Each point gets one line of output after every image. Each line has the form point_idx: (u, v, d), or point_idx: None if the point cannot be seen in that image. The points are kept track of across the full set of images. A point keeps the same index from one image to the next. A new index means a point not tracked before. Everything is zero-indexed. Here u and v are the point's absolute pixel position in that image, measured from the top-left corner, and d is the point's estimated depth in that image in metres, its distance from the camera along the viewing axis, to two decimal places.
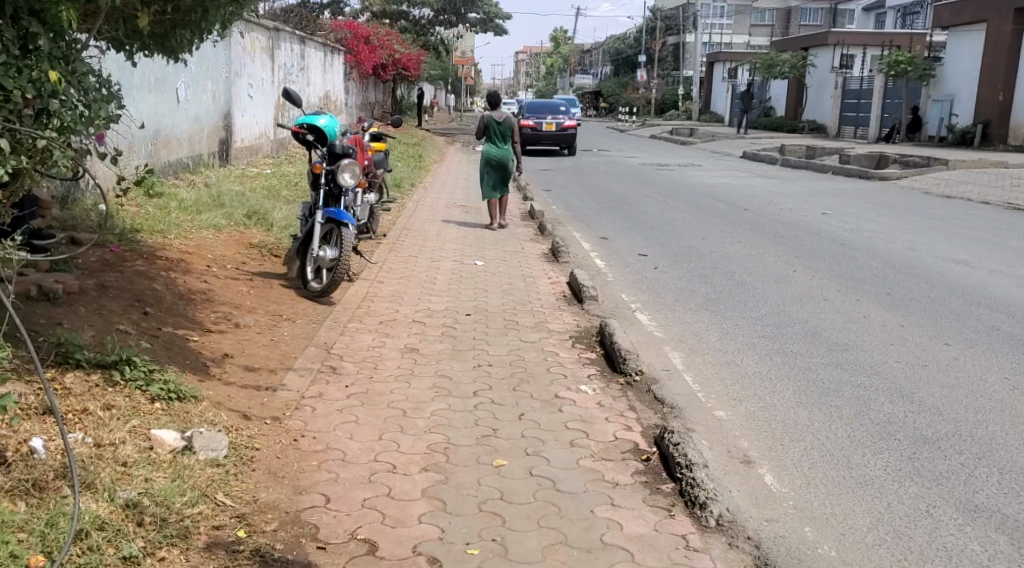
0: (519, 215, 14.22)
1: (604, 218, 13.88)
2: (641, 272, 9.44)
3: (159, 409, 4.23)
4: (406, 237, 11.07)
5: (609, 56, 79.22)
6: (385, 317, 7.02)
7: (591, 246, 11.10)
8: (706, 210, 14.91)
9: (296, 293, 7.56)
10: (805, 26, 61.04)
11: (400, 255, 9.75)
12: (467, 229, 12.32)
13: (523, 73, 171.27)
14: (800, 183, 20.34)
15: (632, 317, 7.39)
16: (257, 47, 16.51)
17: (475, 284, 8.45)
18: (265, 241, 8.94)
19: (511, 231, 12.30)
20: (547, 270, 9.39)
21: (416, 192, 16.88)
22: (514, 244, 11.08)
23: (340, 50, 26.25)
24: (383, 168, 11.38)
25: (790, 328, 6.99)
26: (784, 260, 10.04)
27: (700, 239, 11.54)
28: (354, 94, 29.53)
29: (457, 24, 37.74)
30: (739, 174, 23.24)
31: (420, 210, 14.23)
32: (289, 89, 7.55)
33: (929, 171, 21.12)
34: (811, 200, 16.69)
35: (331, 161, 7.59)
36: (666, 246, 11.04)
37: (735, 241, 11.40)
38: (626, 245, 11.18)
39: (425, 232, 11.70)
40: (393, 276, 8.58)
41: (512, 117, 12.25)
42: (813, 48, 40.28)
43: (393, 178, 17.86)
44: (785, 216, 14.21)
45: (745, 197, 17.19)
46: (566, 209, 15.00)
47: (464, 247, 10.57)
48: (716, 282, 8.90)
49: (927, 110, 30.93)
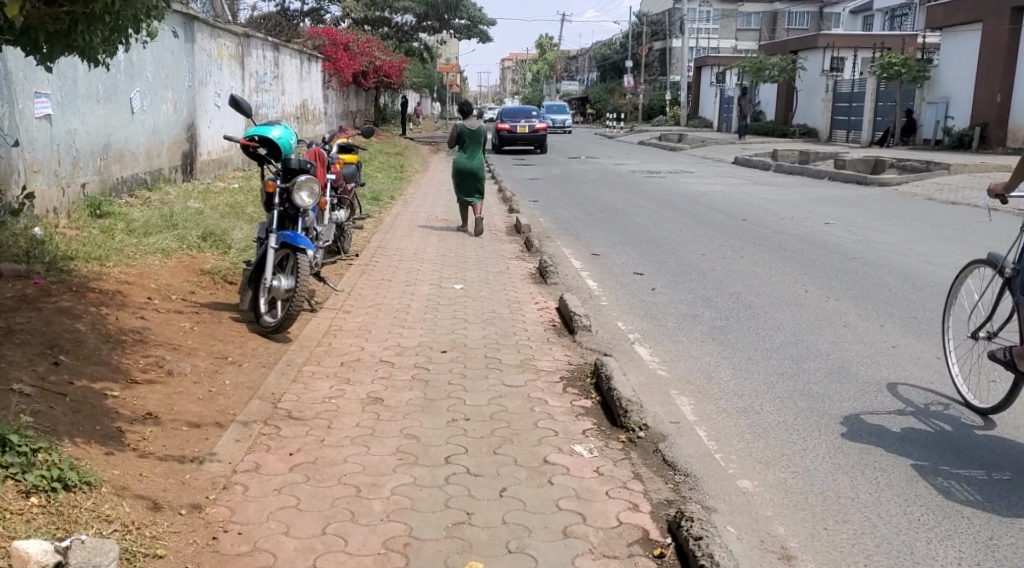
0: (504, 229, 13.31)
1: (595, 232, 13.01)
2: (637, 294, 8.57)
3: (35, 507, 3.41)
4: (380, 257, 10.18)
5: (595, 62, 78.36)
6: (348, 356, 6.12)
7: (582, 264, 10.24)
8: (703, 221, 14.05)
9: (248, 328, 6.65)
10: (792, 30, 60.40)
11: (372, 279, 8.85)
12: (447, 246, 11.43)
13: (508, 80, 170.70)
14: (797, 190, 19.52)
15: (630, 350, 6.51)
16: (225, 54, 15.55)
17: (453, 312, 7.57)
18: (218, 267, 8.03)
19: (494, 248, 11.42)
20: (534, 294, 8.51)
21: (395, 206, 15.99)
22: (498, 264, 10.20)
23: (317, 58, 25.30)
24: (355, 182, 10.49)
25: (811, 364, 6.11)
26: (792, 278, 9.19)
27: (699, 255, 10.67)
28: (334, 103, 28.57)
29: (441, 30, 37.17)
30: (733, 181, 22.43)
31: (398, 225, 13.33)
32: (236, 96, 6.65)
33: (930, 176, 20.34)
34: (812, 209, 15.87)
35: (286, 178, 6.70)
36: (663, 263, 10.19)
37: (738, 257, 10.55)
38: (619, 262, 10.32)
39: (402, 250, 10.80)
40: (361, 304, 7.69)
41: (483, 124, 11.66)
42: (803, 51, 39.52)
43: (372, 192, 16.95)
44: (787, 227, 13.37)
45: (742, 206, 16.35)
46: (554, 223, 14.13)
47: (444, 268, 9.69)
48: (721, 305, 8.02)
49: (922, 113, 30.20)
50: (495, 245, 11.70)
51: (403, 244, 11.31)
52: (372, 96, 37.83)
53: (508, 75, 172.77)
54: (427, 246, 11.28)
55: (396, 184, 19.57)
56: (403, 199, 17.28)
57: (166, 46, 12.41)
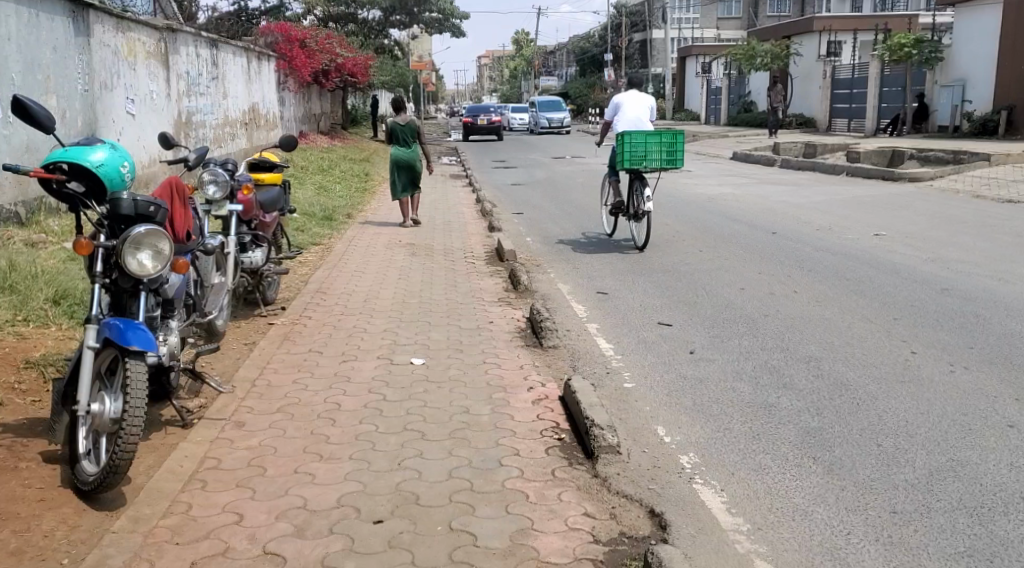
0: (483, 255, 10.85)
1: (596, 256, 10.57)
2: (671, 362, 6.06)
3: None
4: (315, 309, 7.67)
5: (574, 55, 75.86)
6: (217, 540, 3.62)
7: (586, 308, 7.72)
8: (724, 236, 11.59)
9: (60, 484, 3.99)
10: (774, 17, 58.12)
11: (300, 351, 6.35)
12: (407, 286, 8.89)
13: (484, 79, 168.30)
14: (818, 190, 17.17)
15: (687, 493, 4.02)
16: (142, 52, 12.89)
17: (407, 411, 5.05)
18: (56, 352, 5.42)
19: (469, 286, 8.90)
20: (529, 366, 6.04)
21: (355, 225, 13.50)
22: (476, 310, 7.76)
23: (268, 56, 22.66)
24: (279, 209, 7.90)
25: (1006, 526, 3.67)
26: (876, 326, 6.72)
27: (737, 290, 8.18)
28: (291, 106, 25.91)
29: (410, 25, 34.77)
30: (741, 180, 20.03)
31: (352, 255, 10.79)
32: (23, 98, 4.04)
33: (968, 167, 18.03)
34: (843, 214, 13.46)
35: (115, 230, 4.08)
36: (694, 304, 7.72)
37: (788, 290, 8.08)
38: (635, 304, 7.81)
39: (348, 297, 8.23)
40: (267, 406, 5.13)
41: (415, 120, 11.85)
42: (796, 36, 37.16)
43: (326, 209, 14.39)
44: (828, 240, 10.93)
45: (761, 212, 13.91)
46: (545, 244, 11.68)
47: (401, 322, 7.20)
48: (801, 385, 5.48)
49: (934, 97, 27.83)
50: (470, 281, 9.18)
51: (352, 287, 8.76)
52: (339, 96, 35.12)
53: (484, 73, 169.66)
54: (382, 288, 8.72)
55: (359, 197, 16.99)
56: (365, 216, 14.71)
57: (45, 41, 9.75)
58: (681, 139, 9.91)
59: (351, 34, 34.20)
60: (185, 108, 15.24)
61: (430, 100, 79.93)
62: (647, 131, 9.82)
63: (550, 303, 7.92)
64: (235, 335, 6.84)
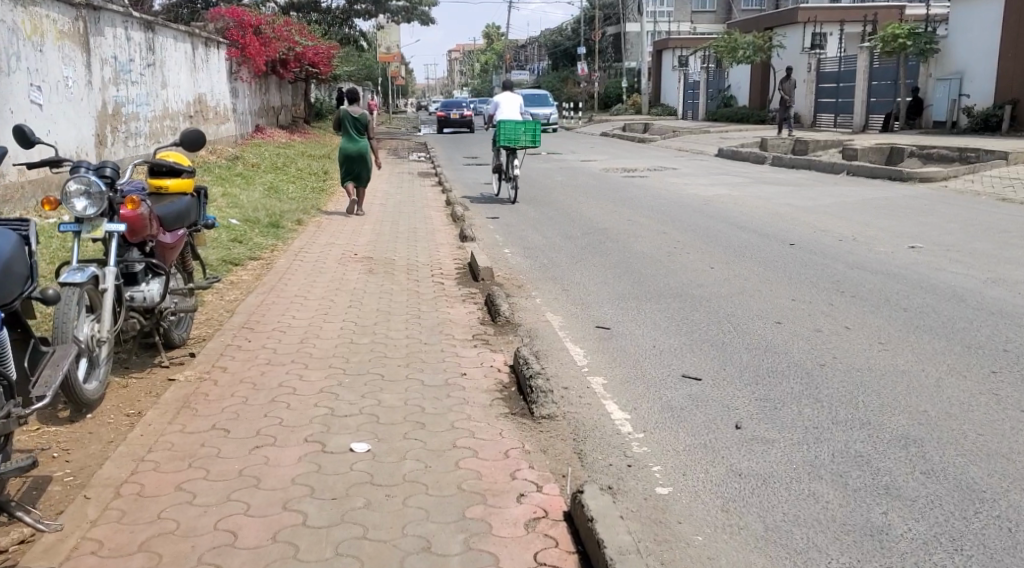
0: (455, 272, 9.21)
1: (587, 276, 8.94)
2: (714, 446, 4.38)
3: None
4: (235, 356, 5.94)
5: (546, 49, 74.05)
6: None
7: (587, 352, 6.02)
8: (733, 248, 9.99)
9: None
10: (748, 12, 56.76)
11: (201, 426, 4.63)
12: (359, 318, 7.16)
13: (454, 74, 166.40)
14: (822, 191, 15.64)
15: None
16: (51, 31, 11.10)
17: (337, 552, 3.40)
18: None
19: (437, 317, 7.20)
20: (520, 449, 4.37)
21: (306, 232, 11.82)
22: (443, 353, 6.10)
23: (216, 43, 20.86)
24: (189, 220, 6.18)
25: None
26: (973, 383, 5.08)
27: (770, 324, 6.53)
28: (246, 97, 24.12)
29: (376, 14, 32.90)
30: (735, 180, 18.52)
31: (296, 274, 9.05)
32: None
33: (983, 167, 16.54)
34: (860, 221, 11.92)
35: None
36: (721, 345, 6.05)
37: (839, 325, 6.42)
38: (646, 346, 6.13)
39: (281, 336, 6.48)
40: (123, 544, 3.45)
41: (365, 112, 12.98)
42: (778, 28, 35.59)
43: (272, 213, 12.63)
44: (855, 253, 9.36)
45: (768, 218, 12.33)
46: (525, 259, 10.05)
47: (345, 377, 5.48)
48: (911, 492, 3.81)
49: (929, 91, 26.32)
50: (439, 310, 7.49)
51: (289, 321, 6.99)
52: (300, 89, 33.23)
53: (455, 67, 167.65)
54: (326, 324, 6.96)
55: (314, 199, 15.22)
56: (320, 221, 12.99)
57: None
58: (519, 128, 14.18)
59: (312, 22, 32.28)
60: (113, 97, 13.46)
61: (398, 94, 77.73)
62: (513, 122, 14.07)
63: (541, 344, 6.23)
64: (119, 400, 5.08)
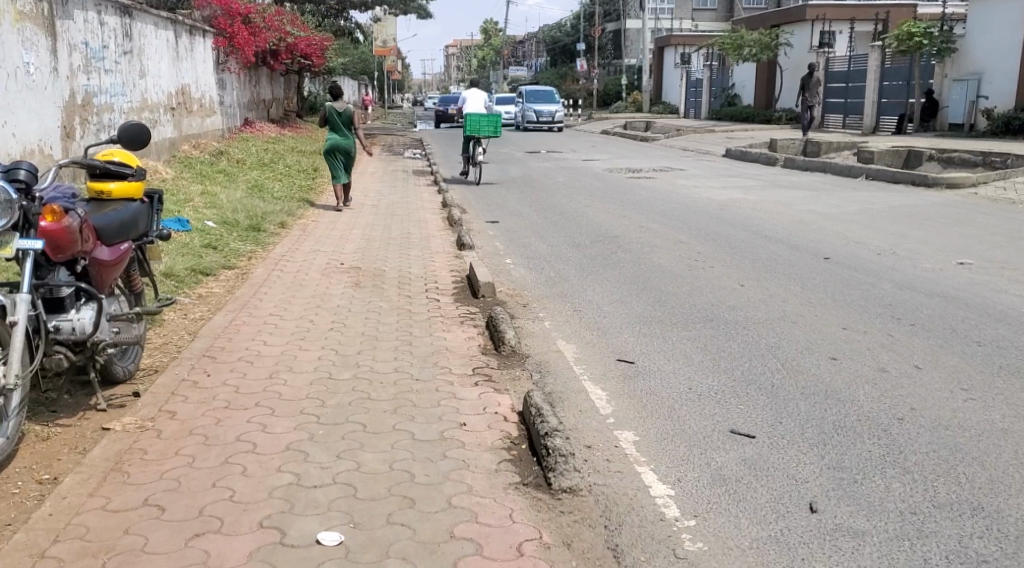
0: (453, 287, 8.24)
1: (599, 294, 7.98)
2: (789, 545, 3.44)
3: None
4: (188, 397, 4.96)
5: (545, 44, 72.85)
6: None
7: (612, 395, 5.05)
8: (759, 260, 9.05)
9: None
10: (749, 9, 55.72)
11: (128, 500, 3.69)
12: (342, 344, 6.18)
13: (451, 70, 165.18)
14: (842, 196, 14.71)
15: None
16: (9, 11, 10.17)
17: None
18: None
19: (431, 345, 6.24)
20: (537, 544, 3.41)
21: (291, 236, 10.90)
22: (439, 393, 5.13)
23: (201, 31, 19.85)
24: (139, 231, 5.21)
25: None
26: None
27: (824, 361, 5.57)
28: (235, 89, 23.11)
29: (372, 7, 31.82)
30: (747, 182, 17.58)
31: (273, 288, 8.07)
32: None
33: (1013, 173, 15.57)
34: (892, 230, 11.00)
35: None
36: (772, 389, 5.08)
37: (908, 364, 5.42)
38: (681, 389, 5.16)
39: (247, 369, 5.50)
40: None
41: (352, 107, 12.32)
42: (785, 25, 34.48)
43: (254, 215, 11.66)
44: (898, 269, 8.42)
45: (791, 227, 11.39)
46: (531, 271, 9.09)
47: (316, 427, 4.51)
48: None
49: (944, 93, 25.36)
50: (435, 334, 6.54)
51: (258, 348, 6.01)
52: (293, 82, 32.18)
53: (452, 63, 166.45)
54: (302, 352, 5.98)
55: (301, 198, 14.23)
56: (306, 223, 12.02)
57: None
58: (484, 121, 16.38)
59: (305, 12, 31.21)
60: (82, 86, 12.53)
61: (395, 89, 76.57)
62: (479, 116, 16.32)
63: (554, 385, 5.26)
64: (33, 458, 4.14)
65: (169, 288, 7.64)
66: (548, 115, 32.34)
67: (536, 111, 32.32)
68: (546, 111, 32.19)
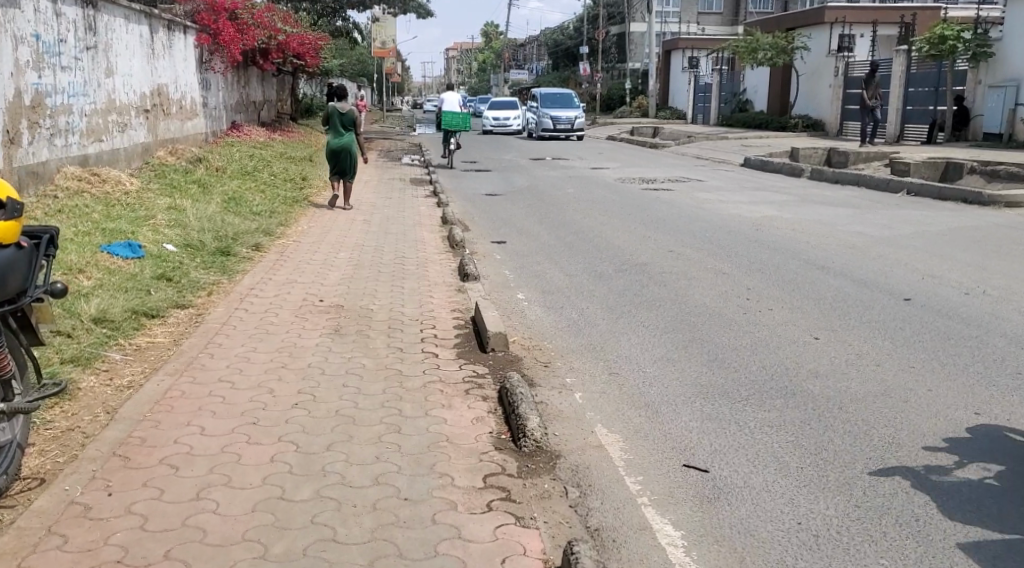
0: (455, 335, 6.66)
1: (637, 345, 6.41)
2: None
3: None
4: (68, 543, 3.45)
5: (548, 47, 71.17)
6: None
7: (693, 548, 3.49)
8: (822, 300, 7.50)
9: None
10: (756, 14, 54.26)
11: None
12: (309, 432, 4.59)
13: (451, 73, 163.65)
14: (888, 214, 13.15)
15: None
16: None
17: None
18: None
19: (427, 434, 4.63)
20: None
21: (266, 261, 9.37)
22: (437, 530, 3.57)
23: (181, 27, 18.30)
24: (12, 283, 3.73)
25: None
26: None
27: (977, 475, 4.01)
28: (221, 89, 21.56)
29: (371, 6, 30.20)
30: (776, 196, 16.04)
31: (231, 337, 6.49)
32: None
33: None
34: (965, 258, 9.42)
35: None
36: (922, 529, 3.58)
37: None
38: (787, 525, 3.64)
39: (168, 482, 3.94)
40: None
41: (354, 110, 11.97)
42: (803, 28, 32.73)
43: (225, 234, 10.11)
44: (999, 315, 6.87)
45: (845, 254, 9.82)
46: (549, 311, 7.52)
47: None
48: None
49: (978, 100, 23.76)
50: (431, 415, 4.93)
51: (192, 440, 4.43)
52: (287, 83, 30.56)
53: (452, 66, 164.87)
54: (252, 449, 4.40)
55: (284, 211, 12.65)
56: (285, 244, 10.45)
57: None
58: (457, 117, 19.51)
59: (301, 10, 29.58)
60: (32, 84, 11.16)
61: (394, 92, 74.91)
62: (454, 111, 19.46)
63: (605, 521, 3.67)
64: None
65: (97, 339, 6.07)
66: (565, 122, 30.22)
67: (552, 117, 30.12)
68: (563, 119, 30.08)
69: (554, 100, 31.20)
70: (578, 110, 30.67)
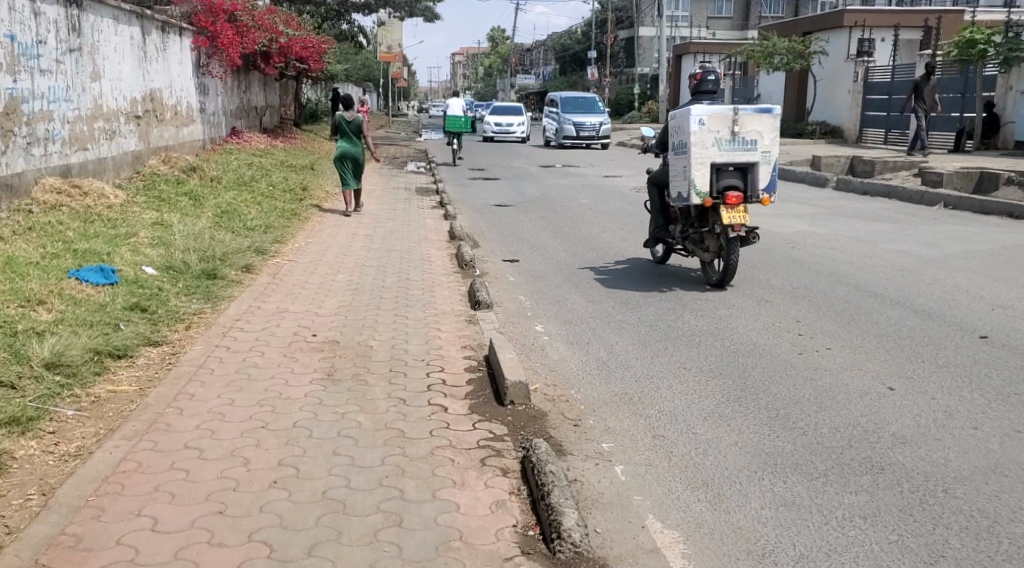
0: (467, 381, 5.69)
1: (681, 395, 5.47)
2: None
3: None
4: None
5: (556, 52, 70.18)
6: None
7: None
8: (885, 337, 6.57)
9: None
10: (767, 18, 53.18)
11: None
12: (286, 527, 3.70)
13: (457, 78, 162.78)
14: (931, 230, 12.15)
15: None
16: None
17: None
18: None
19: (434, 530, 3.74)
20: None
21: (256, 285, 8.43)
22: None
23: (176, 28, 17.38)
24: None
25: None
26: None
27: None
28: (219, 94, 20.64)
29: (377, 10, 29.24)
30: (805, 209, 15.04)
31: (207, 384, 5.55)
32: None
33: None
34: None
35: None
36: None
37: None
38: None
39: None
40: None
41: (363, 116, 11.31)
42: (819, 31, 31.73)
43: (213, 253, 9.19)
44: None
45: (897, 278, 8.85)
46: (574, 349, 6.57)
47: None
48: None
49: (1008, 106, 22.72)
50: (440, 498, 4.02)
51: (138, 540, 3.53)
52: (290, 88, 29.62)
53: (458, 71, 163.95)
54: (211, 559, 3.51)
55: (280, 225, 11.74)
56: (279, 265, 9.54)
57: None
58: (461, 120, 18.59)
59: (305, 12, 28.65)
60: (5, 89, 10.30)
61: (400, 97, 73.95)
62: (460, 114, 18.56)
63: None
64: None
65: (46, 391, 5.17)
66: (589, 129, 29.14)
67: (575, 123, 29.07)
68: (587, 125, 29.01)
69: (576, 105, 30.22)
70: (603, 116, 29.66)
